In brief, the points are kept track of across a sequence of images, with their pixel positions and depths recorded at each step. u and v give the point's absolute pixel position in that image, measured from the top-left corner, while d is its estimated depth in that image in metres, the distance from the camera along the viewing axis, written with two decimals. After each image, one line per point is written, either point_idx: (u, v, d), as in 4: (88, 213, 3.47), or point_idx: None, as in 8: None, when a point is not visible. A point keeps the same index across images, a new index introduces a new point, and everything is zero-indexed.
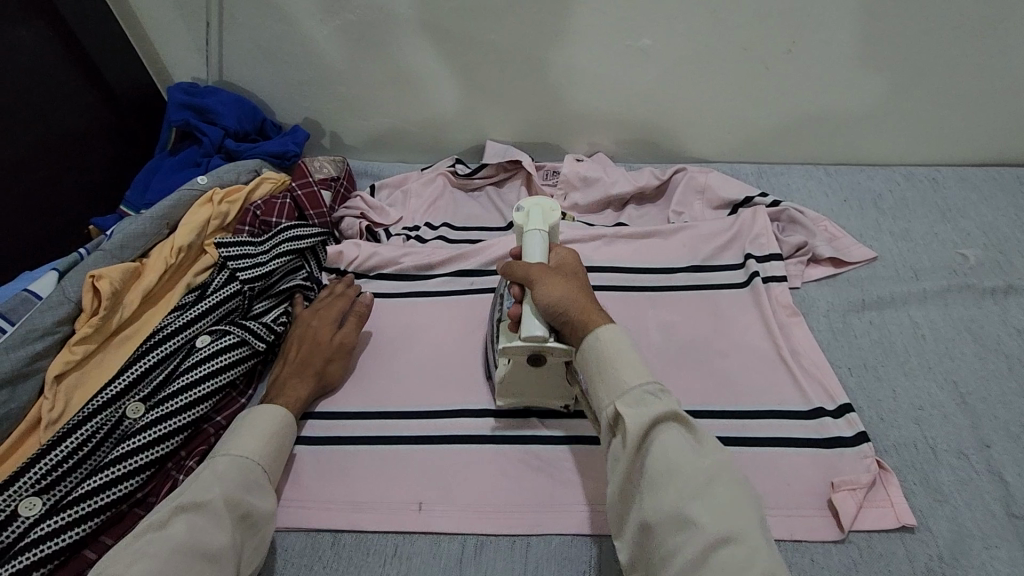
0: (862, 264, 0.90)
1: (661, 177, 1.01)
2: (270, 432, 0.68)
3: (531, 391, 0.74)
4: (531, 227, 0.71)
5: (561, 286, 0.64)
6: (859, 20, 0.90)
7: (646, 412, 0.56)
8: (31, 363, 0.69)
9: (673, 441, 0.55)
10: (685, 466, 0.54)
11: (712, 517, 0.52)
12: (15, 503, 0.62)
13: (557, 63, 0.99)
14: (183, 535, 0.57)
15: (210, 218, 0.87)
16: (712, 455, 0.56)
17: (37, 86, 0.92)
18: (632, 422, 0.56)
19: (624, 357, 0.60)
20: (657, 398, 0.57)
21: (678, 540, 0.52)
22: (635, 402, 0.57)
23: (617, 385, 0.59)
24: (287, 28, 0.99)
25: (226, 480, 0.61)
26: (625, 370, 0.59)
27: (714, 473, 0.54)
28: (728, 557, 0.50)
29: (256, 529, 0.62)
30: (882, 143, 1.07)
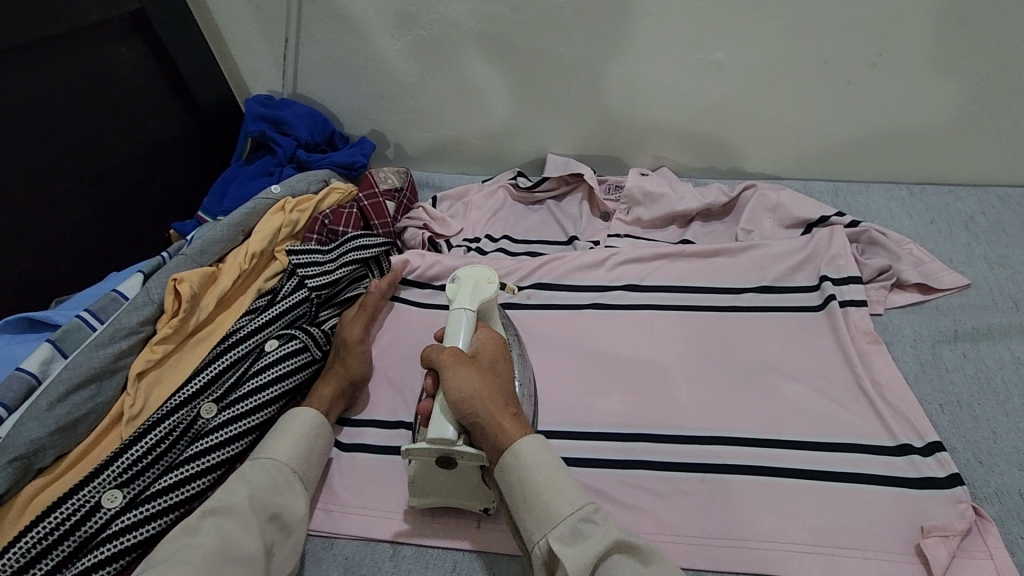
0: (953, 291, 0.83)
1: (731, 194, 0.97)
2: (301, 434, 0.69)
3: (446, 493, 0.67)
4: (458, 306, 0.71)
5: (469, 381, 0.63)
6: (957, 30, 0.84)
7: (588, 550, 0.54)
8: (117, 360, 0.72)
9: (620, 573, 0.54)
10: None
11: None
12: (97, 495, 0.65)
13: (625, 77, 0.97)
14: (212, 541, 0.58)
15: (282, 226, 0.90)
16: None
17: (130, 97, 0.98)
18: (572, 559, 0.54)
19: (554, 476, 0.59)
20: (593, 525, 0.56)
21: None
22: (569, 536, 0.56)
23: (549, 517, 0.57)
24: (361, 43, 1.02)
25: (252, 484, 0.63)
26: (557, 501, 0.57)
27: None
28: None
29: (289, 532, 0.64)
30: (975, 161, 0.99)
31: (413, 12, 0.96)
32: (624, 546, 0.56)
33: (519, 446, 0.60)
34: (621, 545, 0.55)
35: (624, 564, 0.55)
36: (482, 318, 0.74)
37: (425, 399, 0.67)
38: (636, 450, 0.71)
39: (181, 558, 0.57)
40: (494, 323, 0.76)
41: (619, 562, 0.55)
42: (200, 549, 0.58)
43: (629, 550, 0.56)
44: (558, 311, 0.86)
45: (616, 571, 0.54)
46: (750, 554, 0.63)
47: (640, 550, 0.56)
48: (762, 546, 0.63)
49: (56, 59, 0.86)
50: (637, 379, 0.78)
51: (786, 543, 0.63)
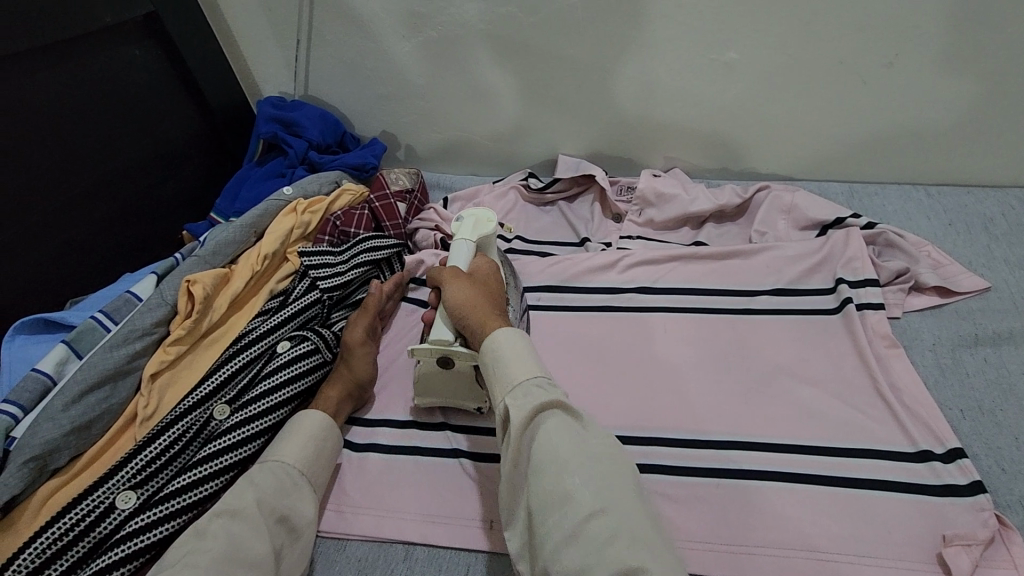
0: (973, 294, 0.82)
1: (744, 195, 0.96)
2: (309, 437, 0.69)
3: (446, 393, 0.74)
4: (460, 237, 0.76)
5: (462, 290, 0.68)
6: (976, 28, 0.83)
7: (528, 403, 0.56)
8: (131, 361, 0.72)
9: (554, 427, 0.55)
10: (567, 452, 0.53)
11: (588, 492, 0.51)
12: (112, 495, 0.65)
13: (638, 78, 0.97)
14: (221, 546, 0.57)
15: (294, 227, 0.90)
16: (597, 440, 0.56)
17: (143, 99, 0.98)
18: (516, 412, 0.56)
19: (518, 347, 0.60)
20: (543, 390, 0.57)
21: (561, 518, 0.50)
22: (521, 395, 0.57)
23: (505, 379, 0.58)
24: (372, 45, 1.02)
25: (260, 487, 0.63)
26: (514, 366, 0.58)
27: (596, 459, 0.54)
28: (607, 532, 0.48)
29: (297, 535, 0.63)
30: (994, 163, 0.98)
31: (424, 13, 0.95)
32: (565, 409, 0.56)
33: (495, 328, 0.62)
34: (562, 404, 0.56)
35: (563, 423, 0.55)
36: (483, 251, 0.79)
37: (431, 310, 0.74)
38: (649, 453, 0.70)
39: (191, 562, 0.55)
40: (495, 258, 0.80)
41: (558, 419, 0.55)
42: (211, 554, 0.56)
43: (569, 412, 0.56)
44: (570, 313, 0.85)
45: (555, 423, 0.55)
46: (764, 560, 0.62)
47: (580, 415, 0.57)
48: (777, 551, 0.62)
49: (71, 62, 0.87)
50: (650, 382, 0.77)
51: (803, 548, 0.62)
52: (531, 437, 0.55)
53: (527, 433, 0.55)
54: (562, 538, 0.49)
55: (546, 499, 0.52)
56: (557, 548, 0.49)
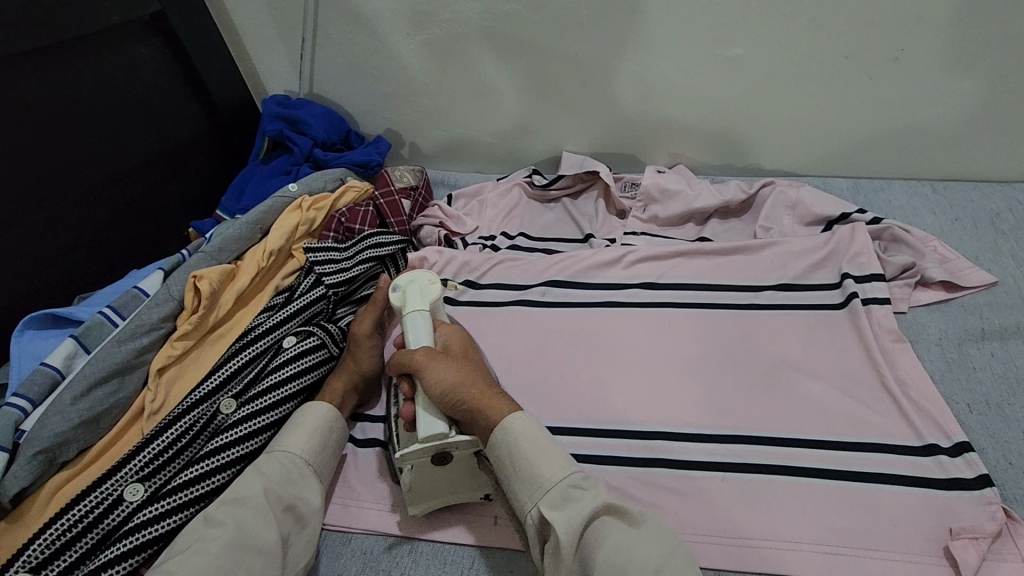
0: (979, 289, 0.81)
1: (749, 191, 0.96)
2: (315, 428, 0.69)
3: (442, 489, 0.67)
4: (412, 309, 0.71)
5: (445, 371, 0.64)
6: (983, 23, 0.82)
7: (576, 512, 0.55)
8: (138, 355, 0.73)
9: (608, 532, 0.53)
10: (627, 559, 0.51)
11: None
12: (120, 488, 0.65)
13: (642, 74, 0.97)
14: (232, 533, 0.57)
15: (299, 224, 0.91)
16: (654, 536, 0.53)
17: (150, 97, 0.99)
18: (561, 522, 0.55)
19: (540, 444, 0.60)
20: (580, 491, 0.57)
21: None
22: (557, 500, 0.57)
23: (539, 485, 0.58)
24: (376, 42, 1.02)
25: (267, 477, 0.63)
26: (542, 467, 0.58)
27: (662, 561, 0.51)
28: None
29: (305, 522, 0.64)
30: (1000, 158, 0.97)
31: (428, 11, 0.96)
32: (610, 508, 0.55)
33: (507, 420, 0.61)
34: (604, 502, 0.55)
35: (610, 524, 0.54)
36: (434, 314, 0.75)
37: (407, 403, 0.68)
38: (656, 448, 0.70)
39: (200, 549, 0.56)
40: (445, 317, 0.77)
41: (609, 521, 0.55)
42: (221, 541, 0.57)
43: (619, 511, 0.55)
44: (574, 308, 0.85)
45: (602, 526, 0.54)
46: (770, 554, 0.62)
47: (631, 513, 0.55)
48: (783, 545, 0.62)
49: (78, 60, 0.87)
50: (654, 376, 0.77)
51: (811, 543, 0.62)
52: (581, 547, 0.54)
53: (575, 543, 0.54)
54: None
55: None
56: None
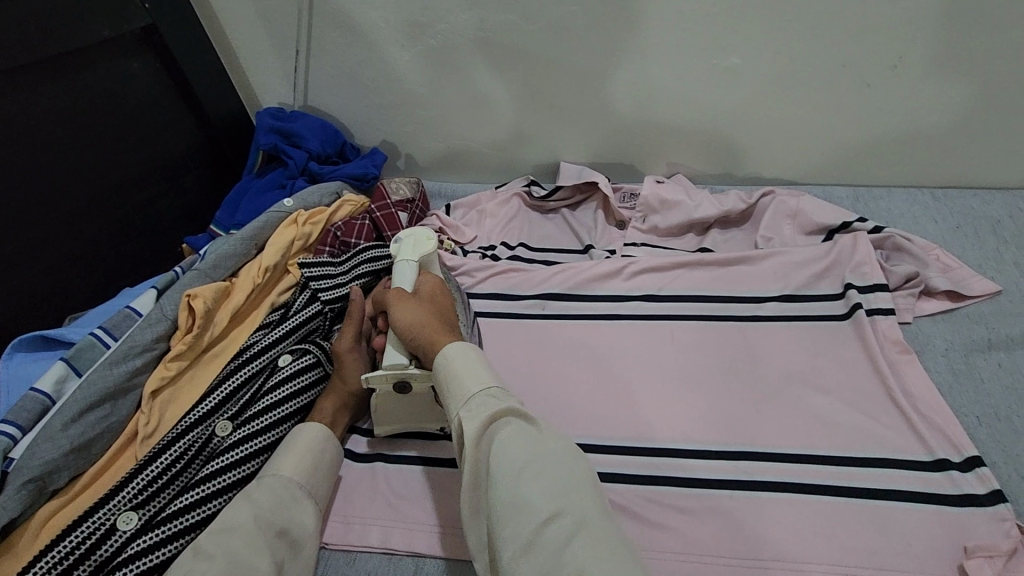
0: (984, 298, 0.80)
1: (748, 201, 0.96)
2: (304, 451, 0.67)
3: (405, 418, 0.73)
4: (404, 258, 0.74)
5: (409, 310, 0.66)
6: (982, 29, 0.82)
7: (483, 415, 0.53)
8: (131, 378, 0.71)
9: (510, 437, 0.52)
10: (524, 455, 0.51)
11: (542, 497, 0.49)
12: (113, 517, 0.63)
13: (640, 84, 0.96)
14: (222, 561, 0.55)
15: (295, 239, 0.89)
16: (553, 438, 0.54)
17: (141, 111, 0.97)
18: (467, 424, 0.53)
19: (469, 359, 0.58)
20: (497, 400, 0.54)
21: (514, 529, 0.48)
22: (473, 407, 0.54)
23: (460, 392, 0.55)
24: (371, 54, 1.01)
25: (257, 504, 0.61)
26: (467, 378, 0.56)
27: (552, 457, 0.52)
28: (561, 532, 0.47)
29: (299, 548, 0.62)
30: (999, 165, 0.97)
31: (423, 22, 0.95)
32: (521, 414, 0.54)
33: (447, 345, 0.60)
34: (517, 411, 0.54)
35: (519, 427, 0.53)
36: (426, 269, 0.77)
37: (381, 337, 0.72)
38: (660, 464, 0.69)
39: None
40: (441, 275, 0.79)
41: (517, 423, 0.53)
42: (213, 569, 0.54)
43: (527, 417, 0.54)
44: (575, 321, 0.84)
45: (511, 430, 0.53)
46: (780, 574, 0.60)
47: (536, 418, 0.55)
48: (794, 564, 0.61)
49: (67, 75, 0.86)
50: (658, 391, 0.76)
51: (821, 563, 0.60)
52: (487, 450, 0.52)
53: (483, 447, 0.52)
54: (517, 550, 0.47)
55: (499, 512, 0.49)
56: (512, 559, 0.47)
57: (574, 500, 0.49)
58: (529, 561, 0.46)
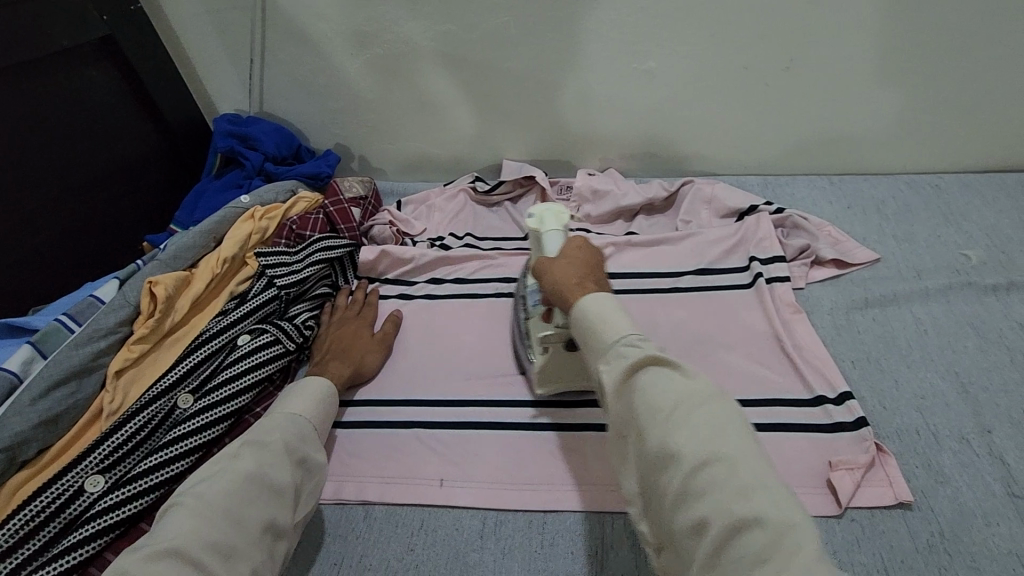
0: (865, 265, 0.93)
1: (670, 189, 1.07)
2: (318, 394, 0.73)
3: (568, 376, 0.77)
4: (546, 229, 0.73)
5: (557, 269, 0.65)
6: (861, 36, 0.94)
7: (619, 365, 0.52)
8: (96, 358, 0.76)
9: (653, 383, 0.50)
10: (670, 400, 0.49)
11: (692, 442, 0.46)
12: (81, 480, 0.69)
13: (570, 87, 1.06)
14: (250, 468, 0.61)
15: (252, 232, 0.95)
16: (705, 384, 0.50)
17: (100, 117, 1.03)
18: (609, 376, 0.53)
19: (608, 312, 0.57)
20: (635, 348, 0.53)
21: (667, 473, 0.47)
22: (613, 358, 0.53)
23: (600, 345, 0.55)
24: (323, 62, 1.09)
25: (285, 429, 0.67)
26: (604, 329, 0.55)
27: (704, 406, 0.48)
28: (715, 477, 0.44)
29: (311, 475, 0.67)
30: (884, 153, 1.10)
31: (369, 32, 1.03)
32: (662, 361, 0.51)
33: (588, 302, 0.58)
34: (658, 358, 0.51)
35: (659, 374, 0.50)
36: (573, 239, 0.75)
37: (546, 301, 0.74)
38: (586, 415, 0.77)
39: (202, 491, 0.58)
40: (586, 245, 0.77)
41: (663, 371, 0.51)
42: (238, 473, 0.60)
43: (672, 364, 0.51)
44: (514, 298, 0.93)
45: (655, 377, 0.50)
46: None
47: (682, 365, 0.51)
48: None
49: (25, 84, 0.91)
50: None
51: None
52: (628, 399, 0.51)
53: (625, 395, 0.51)
54: (672, 495, 0.46)
55: (652, 460, 0.48)
56: (670, 505, 0.46)
57: (724, 443, 0.46)
58: (685, 507, 0.45)
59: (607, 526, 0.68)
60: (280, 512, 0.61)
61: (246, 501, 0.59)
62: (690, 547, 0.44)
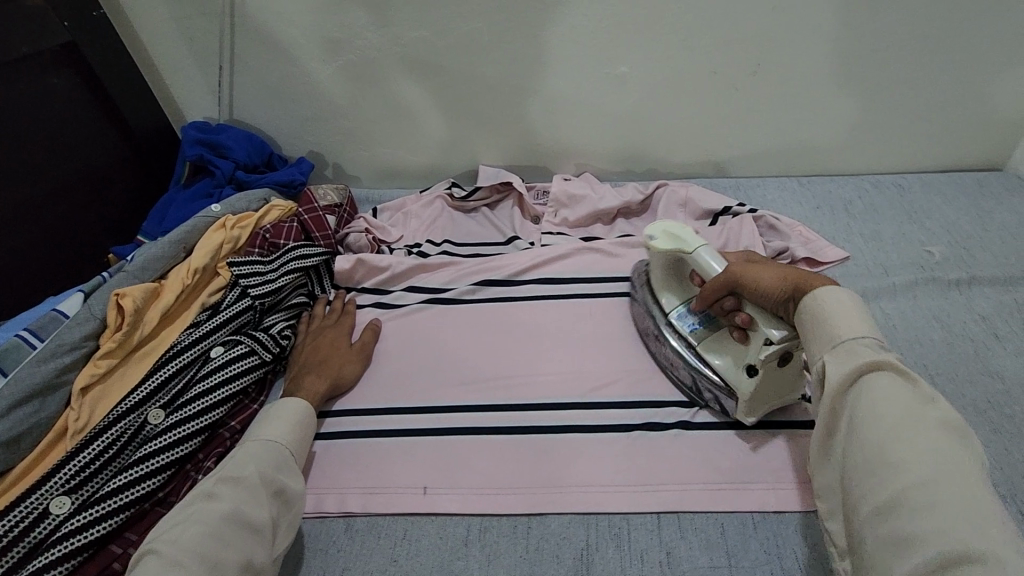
0: (837, 264, 0.95)
1: (645, 192, 1.08)
2: (295, 418, 0.72)
3: (772, 395, 0.72)
4: (695, 246, 0.76)
5: (766, 272, 0.67)
6: (825, 42, 0.97)
7: (849, 364, 0.55)
8: (60, 374, 0.74)
9: (883, 389, 0.52)
10: (896, 413, 0.50)
11: (919, 462, 0.47)
12: (46, 502, 0.66)
13: (543, 92, 1.07)
14: (227, 506, 0.59)
15: (224, 242, 0.93)
16: (946, 414, 0.50)
17: (64, 127, 1.00)
18: (834, 368, 0.56)
19: (842, 308, 0.59)
20: (869, 351, 0.55)
21: (879, 479, 0.48)
22: (843, 352, 0.56)
23: (827, 337, 0.58)
24: (294, 69, 1.07)
25: (260, 460, 0.65)
26: (839, 325, 0.58)
27: (938, 434, 0.48)
28: (938, 501, 0.44)
29: (290, 505, 0.65)
30: (849, 155, 1.14)
31: (341, 38, 1.02)
32: (894, 370, 0.53)
33: (820, 290, 0.61)
34: (891, 363, 0.53)
35: (889, 383, 0.52)
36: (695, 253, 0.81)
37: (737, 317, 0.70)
38: (568, 417, 0.78)
39: (173, 538, 0.56)
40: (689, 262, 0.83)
41: (895, 382, 0.52)
42: (213, 516, 0.58)
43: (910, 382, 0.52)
44: (493, 304, 0.93)
45: (881, 383, 0.52)
46: (667, 496, 0.70)
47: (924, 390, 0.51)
48: (678, 487, 0.71)
49: None
50: (565, 359, 0.85)
51: (702, 483, 0.70)
52: (855, 395, 0.53)
53: (849, 391, 0.54)
54: (877, 500, 0.47)
55: (861, 460, 0.50)
56: (871, 508, 0.48)
57: (961, 475, 0.45)
58: (890, 515, 0.46)
59: (592, 529, 0.68)
60: (256, 549, 0.59)
61: (223, 542, 0.57)
62: (886, 555, 0.45)
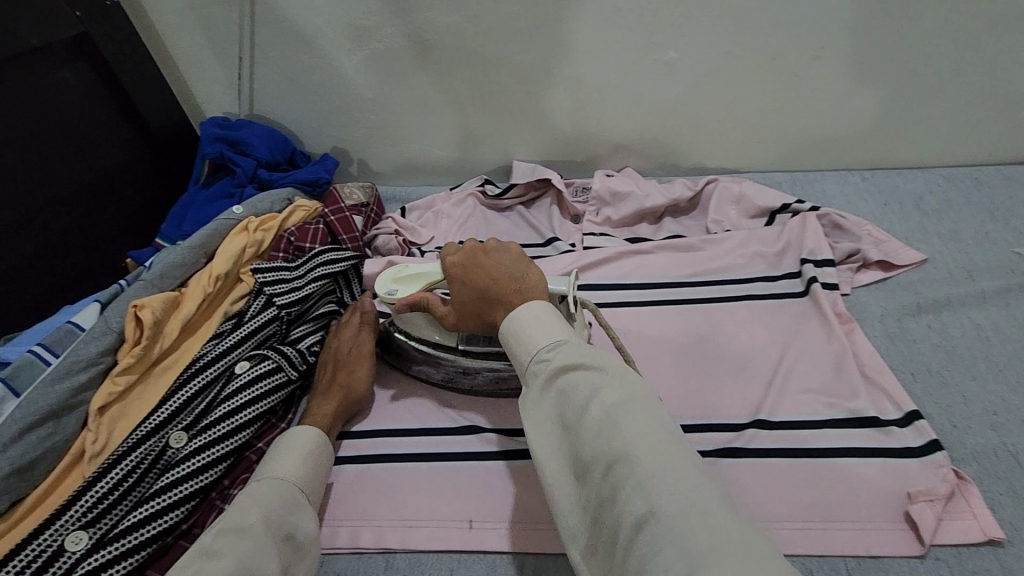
0: (912, 267, 0.86)
1: (694, 188, 0.99)
2: (305, 454, 0.65)
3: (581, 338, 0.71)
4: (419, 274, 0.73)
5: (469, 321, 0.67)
6: (899, 21, 0.88)
7: (536, 380, 0.54)
8: (76, 394, 0.68)
9: (569, 389, 0.52)
10: (580, 402, 0.50)
11: (602, 440, 0.48)
12: (61, 537, 0.61)
13: (583, 80, 0.99)
14: (233, 563, 0.53)
15: (246, 246, 0.86)
16: (620, 382, 0.52)
17: (75, 124, 0.95)
18: (528, 392, 0.55)
19: (533, 321, 0.57)
20: (549, 360, 0.54)
21: (588, 478, 0.48)
22: (531, 376, 0.55)
23: (520, 360, 0.57)
24: (317, 58, 1.00)
25: (267, 503, 0.58)
26: (524, 345, 0.57)
27: (612, 402, 0.50)
28: (625, 475, 0.46)
29: (302, 552, 0.59)
30: (919, 146, 1.04)
31: (369, 26, 0.95)
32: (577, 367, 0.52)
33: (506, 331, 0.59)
34: (568, 368, 0.53)
35: (573, 380, 0.52)
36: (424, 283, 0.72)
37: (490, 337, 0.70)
38: None
39: None
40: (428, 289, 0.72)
41: (576, 375, 0.52)
42: None
43: (587, 368, 0.52)
44: None
45: (570, 384, 0.52)
46: None
47: (603, 366, 0.53)
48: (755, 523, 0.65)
49: None
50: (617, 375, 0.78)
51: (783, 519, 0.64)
52: (550, 404, 0.53)
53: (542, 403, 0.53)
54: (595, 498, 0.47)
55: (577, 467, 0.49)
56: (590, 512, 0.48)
57: (636, 437, 0.47)
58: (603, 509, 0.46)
59: None
60: None
61: None
62: None
